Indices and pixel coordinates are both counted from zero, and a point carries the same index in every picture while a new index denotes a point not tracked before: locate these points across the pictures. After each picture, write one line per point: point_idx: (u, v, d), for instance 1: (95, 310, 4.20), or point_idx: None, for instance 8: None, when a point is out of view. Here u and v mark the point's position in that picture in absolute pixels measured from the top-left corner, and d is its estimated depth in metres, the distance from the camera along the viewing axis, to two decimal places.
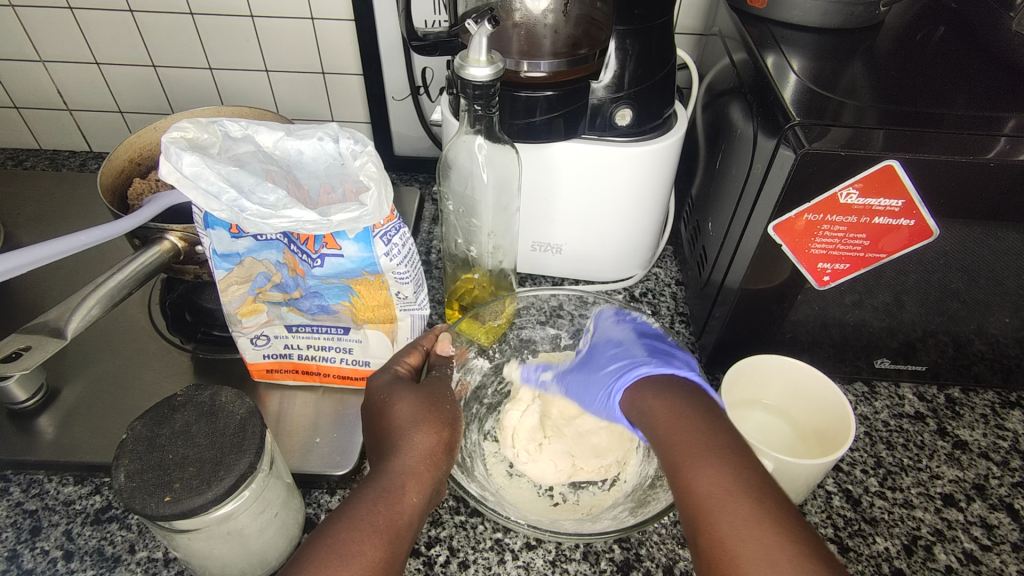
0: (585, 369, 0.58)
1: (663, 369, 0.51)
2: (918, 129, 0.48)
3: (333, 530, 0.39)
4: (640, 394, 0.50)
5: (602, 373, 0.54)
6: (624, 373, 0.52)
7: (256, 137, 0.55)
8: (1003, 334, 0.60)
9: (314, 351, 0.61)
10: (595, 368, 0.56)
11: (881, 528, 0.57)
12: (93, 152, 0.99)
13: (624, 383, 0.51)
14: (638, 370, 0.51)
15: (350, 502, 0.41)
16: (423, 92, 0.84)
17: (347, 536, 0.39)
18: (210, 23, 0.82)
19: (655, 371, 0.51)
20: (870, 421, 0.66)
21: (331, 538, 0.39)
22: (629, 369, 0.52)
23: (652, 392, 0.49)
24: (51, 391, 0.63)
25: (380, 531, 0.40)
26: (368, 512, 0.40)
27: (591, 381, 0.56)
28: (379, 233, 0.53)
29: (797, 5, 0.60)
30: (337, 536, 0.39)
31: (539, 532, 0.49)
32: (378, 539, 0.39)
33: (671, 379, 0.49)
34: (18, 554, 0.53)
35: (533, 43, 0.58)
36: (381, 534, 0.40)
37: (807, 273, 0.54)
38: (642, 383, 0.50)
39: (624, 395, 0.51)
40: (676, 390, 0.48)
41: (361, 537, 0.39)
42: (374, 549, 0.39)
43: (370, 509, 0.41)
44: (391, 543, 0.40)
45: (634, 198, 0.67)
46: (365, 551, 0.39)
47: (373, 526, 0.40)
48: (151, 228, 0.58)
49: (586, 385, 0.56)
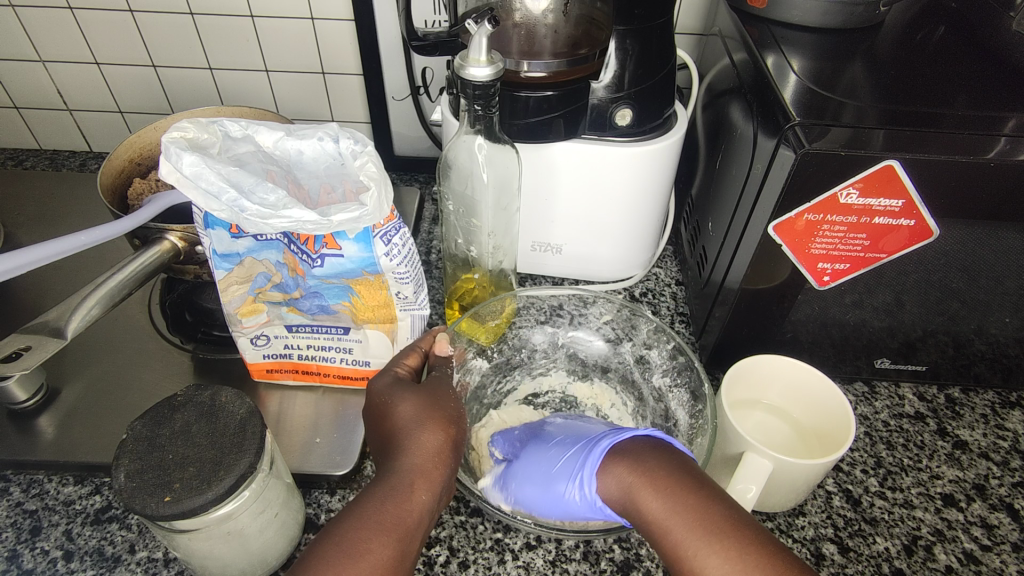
0: (526, 469, 0.50)
1: (621, 436, 0.45)
2: (918, 129, 0.48)
3: (340, 530, 0.39)
4: (616, 468, 0.43)
5: (561, 465, 0.47)
6: (589, 454, 0.45)
7: (256, 138, 0.55)
8: (1003, 334, 0.60)
9: (314, 351, 0.61)
10: (544, 465, 0.49)
11: (882, 529, 0.57)
12: (93, 152, 0.99)
13: (592, 466, 0.44)
14: (602, 445, 0.45)
15: (357, 502, 0.41)
16: (423, 92, 0.84)
17: (354, 535, 0.39)
18: (210, 23, 0.82)
19: (619, 440, 0.45)
20: (870, 421, 0.66)
21: (338, 538, 0.39)
22: (590, 449, 0.45)
23: (627, 462, 0.43)
24: (51, 391, 0.63)
25: (387, 531, 0.40)
26: (375, 511, 0.40)
27: (546, 481, 0.48)
28: (379, 233, 0.53)
29: (797, 4, 0.60)
30: (345, 535, 0.39)
31: (549, 531, 0.48)
32: (386, 538, 0.39)
33: (637, 444, 0.44)
34: (18, 553, 0.53)
35: (533, 42, 0.58)
36: (388, 534, 0.40)
37: (807, 273, 0.54)
38: (614, 455, 0.44)
39: (599, 477, 0.44)
40: (643, 453, 0.43)
41: (368, 536, 0.39)
42: (382, 547, 0.39)
43: (377, 508, 0.41)
44: (400, 542, 0.40)
45: (634, 198, 0.67)
46: (373, 549, 0.38)
47: (379, 525, 0.40)
48: (151, 228, 0.58)
49: (541, 488, 0.48)
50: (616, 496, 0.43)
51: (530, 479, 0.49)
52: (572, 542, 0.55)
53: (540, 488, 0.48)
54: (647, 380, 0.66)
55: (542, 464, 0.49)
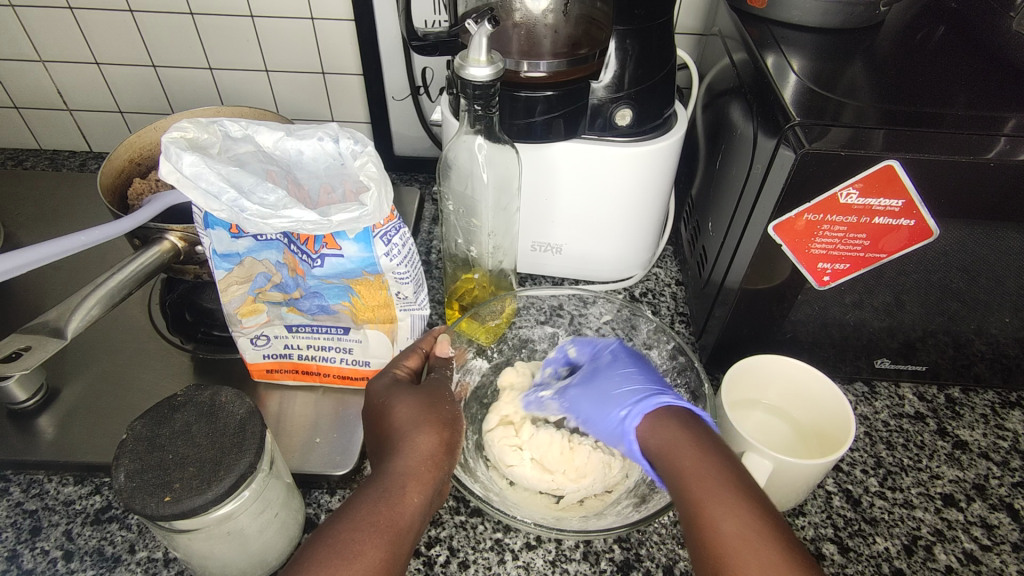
0: (592, 385, 0.56)
1: (678, 404, 0.50)
2: (918, 129, 0.48)
3: (332, 532, 0.39)
4: (660, 422, 0.48)
5: (616, 398, 0.53)
6: (644, 402, 0.50)
7: (256, 137, 0.55)
8: (1003, 334, 0.60)
9: (314, 351, 0.61)
10: (604, 389, 0.55)
11: (881, 528, 0.57)
12: (93, 152, 0.99)
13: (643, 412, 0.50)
14: (652, 401, 0.50)
15: (350, 505, 0.41)
16: (423, 92, 0.84)
17: (347, 537, 0.39)
18: (210, 23, 0.82)
19: (675, 404, 0.50)
20: (870, 421, 0.66)
21: (330, 541, 0.39)
22: (648, 396, 0.51)
23: (675, 423, 0.48)
24: (51, 391, 0.63)
25: (379, 533, 0.40)
26: (369, 513, 0.40)
27: (597, 403, 0.54)
28: (379, 233, 0.53)
29: (797, 4, 0.60)
30: (338, 537, 0.39)
31: (549, 532, 0.48)
32: (378, 539, 0.39)
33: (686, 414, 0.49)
34: (18, 554, 0.53)
35: (533, 42, 0.58)
36: (380, 535, 0.40)
37: (807, 273, 0.54)
38: (662, 413, 0.49)
39: (642, 423, 0.49)
40: (690, 425, 0.47)
41: (360, 537, 0.39)
42: (375, 549, 0.39)
43: (370, 511, 0.41)
44: (393, 543, 0.40)
45: (635, 199, 0.67)
46: (365, 551, 0.39)
47: (372, 526, 0.40)
48: (151, 228, 0.58)
49: (590, 405, 0.54)
50: (648, 442, 0.48)
51: (584, 398, 0.55)
52: (573, 542, 0.55)
53: (589, 408, 0.55)
54: None
55: (600, 391, 0.55)
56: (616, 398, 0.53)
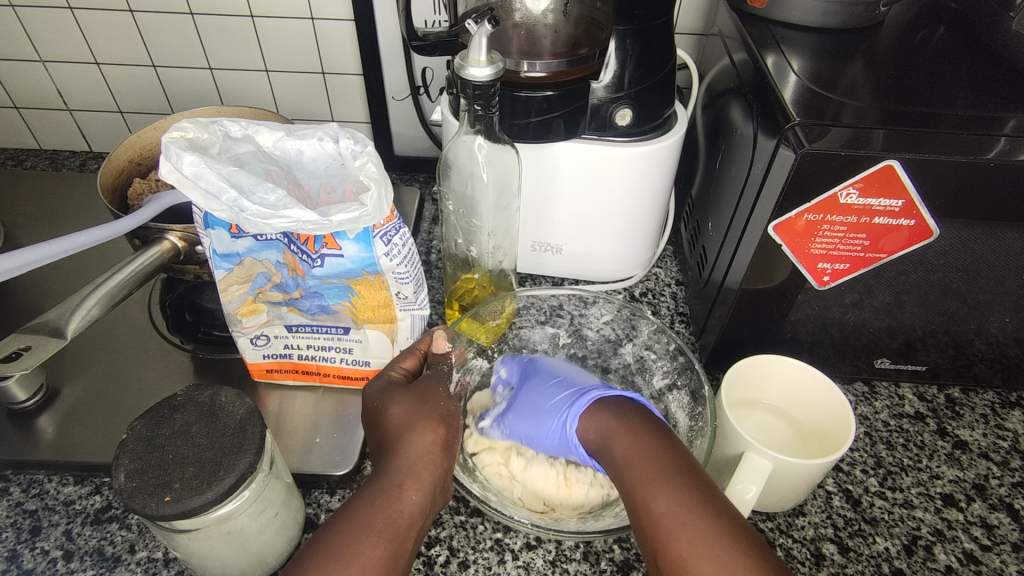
0: (523, 406, 0.56)
1: (609, 394, 0.51)
2: (918, 129, 0.48)
3: (330, 534, 0.39)
4: (597, 415, 0.50)
5: (551, 409, 0.53)
6: (577, 403, 0.51)
7: (256, 137, 0.54)
8: (1003, 334, 0.60)
9: (314, 351, 0.61)
10: (538, 406, 0.55)
11: (881, 528, 0.57)
12: (93, 152, 0.99)
13: (577, 412, 0.51)
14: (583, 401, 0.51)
15: (347, 506, 0.41)
16: (423, 92, 0.84)
17: (345, 538, 0.39)
18: (210, 23, 0.82)
19: (608, 394, 0.51)
20: (870, 421, 0.66)
21: (328, 543, 0.39)
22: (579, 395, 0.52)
23: (609, 413, 0.49)
24: (51, 391, 0.63)
25: (377, 533, 0.40)
26: (366, 513, 0.41)
27: (535, 421, 0.54)
28: (379, 233, 0.53)
29: (797, 4, 0.60)
30: (336, 539, 0.39)
31: (548, 532, 0.48)
32: (377, 539, 0.39)
33: (621, 400, 0.50)
34: (18, 554, 0.53)
35: (533, 42, 0.58)
36: (378, 535, 0.40)
37: (807, 273, 0.54)
38: (598, 406, 0.50)
39: (580, 421, 0.51)
40: (626, 412, 0.48)
41: (359, 538, 0.39)
42: (374, 549, 0.39)
43: (366, 511, 0.41)
44: (392, 543, 0.40)
45: (634, 199, 0.67)
46: (365, 551, 0.39)
47: (370, 527, 0.40)
48: (151, 228, 0.58)
49: (531, 425, 0.54)
50: (589, 438, 0.49)
51: (520, 418, 0.55)
52: (572, 542, 0.55)
53: (529, 428, 0.55)
54: (648, 384, 0.65)
55: (534, 409, 0.55)
56: (552, 410, 0.53)
